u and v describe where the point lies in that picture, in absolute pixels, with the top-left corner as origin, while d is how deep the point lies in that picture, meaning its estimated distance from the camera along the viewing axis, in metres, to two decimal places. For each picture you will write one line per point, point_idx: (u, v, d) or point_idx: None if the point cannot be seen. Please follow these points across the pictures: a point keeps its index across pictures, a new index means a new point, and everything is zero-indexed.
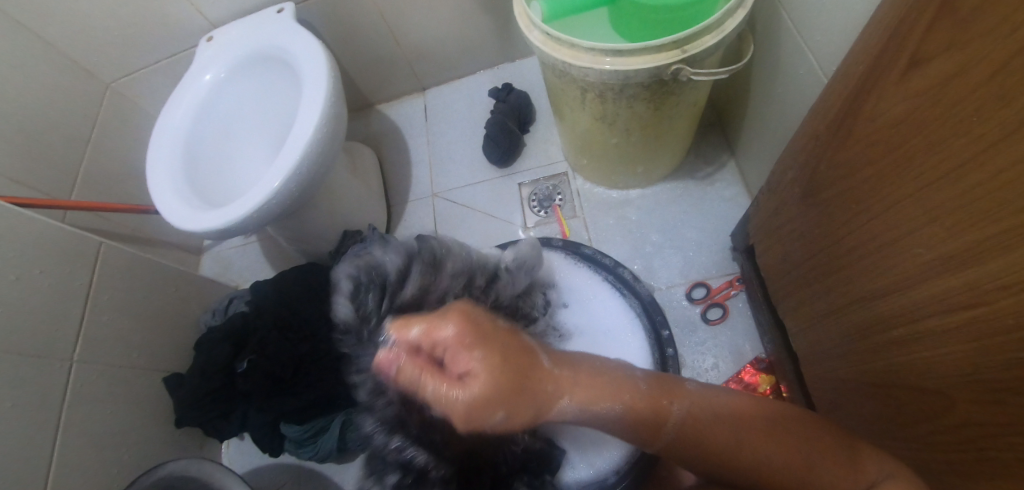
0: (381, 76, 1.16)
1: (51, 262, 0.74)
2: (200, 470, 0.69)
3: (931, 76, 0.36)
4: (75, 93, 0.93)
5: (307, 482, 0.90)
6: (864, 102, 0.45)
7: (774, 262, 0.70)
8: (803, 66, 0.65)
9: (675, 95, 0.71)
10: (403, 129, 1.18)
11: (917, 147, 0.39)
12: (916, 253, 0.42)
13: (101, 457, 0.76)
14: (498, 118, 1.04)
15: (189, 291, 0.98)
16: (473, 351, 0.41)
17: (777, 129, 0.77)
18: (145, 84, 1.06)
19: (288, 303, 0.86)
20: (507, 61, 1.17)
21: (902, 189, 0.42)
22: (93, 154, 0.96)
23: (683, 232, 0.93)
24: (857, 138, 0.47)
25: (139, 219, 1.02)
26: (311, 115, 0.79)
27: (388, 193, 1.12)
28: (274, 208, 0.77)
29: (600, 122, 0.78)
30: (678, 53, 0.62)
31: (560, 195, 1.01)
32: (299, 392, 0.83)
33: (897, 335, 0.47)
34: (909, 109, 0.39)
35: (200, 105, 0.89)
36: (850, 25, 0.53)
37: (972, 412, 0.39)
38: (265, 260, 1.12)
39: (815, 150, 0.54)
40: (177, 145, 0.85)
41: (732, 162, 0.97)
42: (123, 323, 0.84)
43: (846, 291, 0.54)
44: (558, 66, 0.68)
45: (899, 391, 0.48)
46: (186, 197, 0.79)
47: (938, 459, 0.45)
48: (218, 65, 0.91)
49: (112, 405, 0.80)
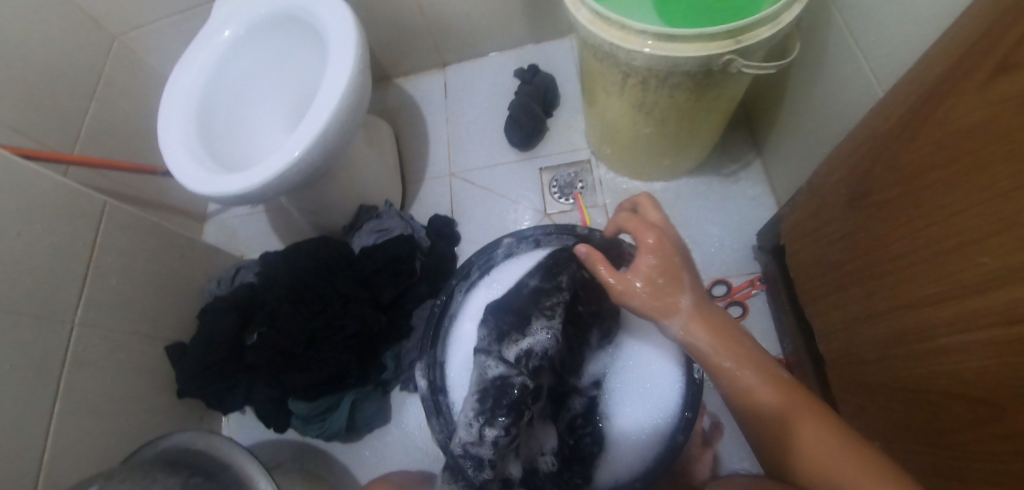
0: (403, 47, 1.12)
1: (55, 219, 0.71)
2: (207, 444, 0.66)
3: (1022, 83, 0.35)
4: (82, 43, 0.89)
5: (310, 460, 0.88)
6: (938, 104, 0.44)
7: (809, 264, 0.69)
8: (852, 67, 0.64)
9: (718, 87, 0.69)
10: (422, 105, 1.15)
11: (993, 155, 0.38)
12: (979, 262, 0.41)
13: (100, 425, 0.73)
14: (523, 99, 1.02)
15: (194, 258, 0.95)
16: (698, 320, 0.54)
17: (812, 130, 0.77)
18: (154, 38, 1.00)
19: (298, 277, 0.83)
20: (533, 42, 1.14)
21: (970, 198, 0.41)
22: (97, 108, 0.91)
23: (706, 229, 0.92)
24: (923, 142, 0.46)
25: (144, 180, 0.98)
26: (339, 81, 0.75)
27: (404, 171, 1.09)
28: (295, 176, 0.74)
29: (636, 110, 0.76)
30: (730, 43, 0.61)
31: (581, 183, 1.00)
32: (309, 368, 0.80)
33: (943, 344, 0.47)
34: (989, 116, 0.38)
35: (215, 65, 0.85)
36: (912, 29, 0.52)
37: (1020, 423, 0.40)
38: (272, 230, 1.08)
39: (872, 152, 0.54)
40: (193, 105, 0.81)
41: (758, 161, 0.96)
42: (127, 286, 0.81)
43: (889, 297, 0.54)
44: (604, 48, 0.66)
45: (939, 398, 0.49)
46: (203, 160, 0.75)
47: (977, 467, 0.46)
48: (236, 23, 0.87)
49: (114, 372, 0.77)
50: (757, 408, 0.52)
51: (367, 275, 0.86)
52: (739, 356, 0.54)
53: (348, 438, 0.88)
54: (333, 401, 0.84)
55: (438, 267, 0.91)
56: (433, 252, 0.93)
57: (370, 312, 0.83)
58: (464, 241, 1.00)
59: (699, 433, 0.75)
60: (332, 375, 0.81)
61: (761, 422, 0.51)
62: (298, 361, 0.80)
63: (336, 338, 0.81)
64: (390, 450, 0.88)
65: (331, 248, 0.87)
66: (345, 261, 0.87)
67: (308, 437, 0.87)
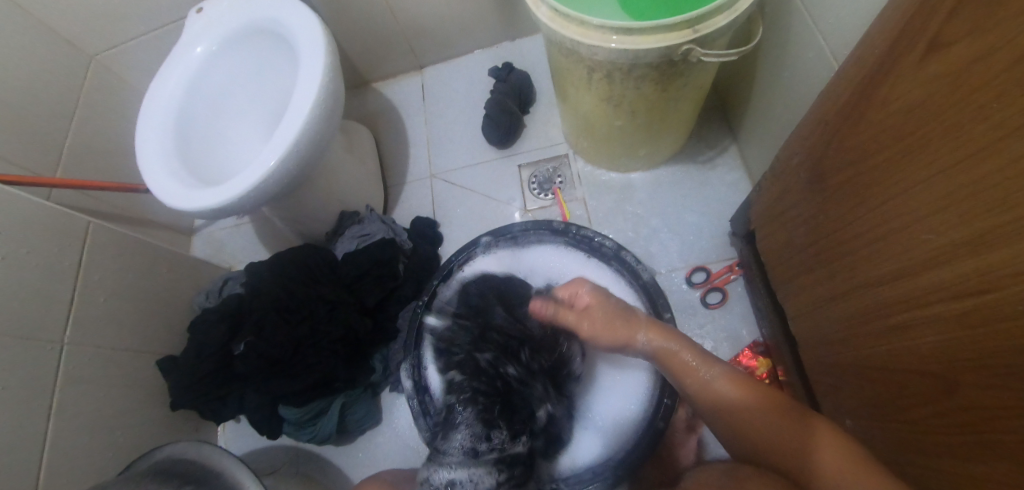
0: (379, 52, 1.12)
1: (40, 241, 0.72)
2: (198, 454, 0.67)
3: (951, 60, 0.36)
4: (60, 66, 0.90)
5: (305, 464, 0.90)
6: (879, 85, 0.44)
7: (778, 247, 0.70)
8: (812, 49, 0.64)
9: (682, 76, 0.69)
10: (400, 109, 1.16)
11: (930, 132, 0.39)
12: (924, 239, 0.42)
13: (96, 440, 0.75)
14: (498, 98, 1.02)
15: (181, 272, 0.96)
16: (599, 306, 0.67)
17: (781, 115, 0.77)
18: (130, 57, 1.01)
19: (281, 285, 0.84)
20: (508, 40, 1.14)
21: (912, 176, 0.42)
22: (78, 129, 0.92)
23: (684, 217, 0.93)
24: (868, 123, 0.47)
25: (129, 198, 0.99)
26: (309, 89, 0.76)
27: (386, 175, 1.10)
28: (271, 187, 0.75)
29: (605, 103, 0.77)
30: (689, 32, 0.61)
31: (560, 178, 1.00)
32: (296, 374, 0.81)
33: (899, 320, 0.48)
34: (924, 95, 0.39)
35: (190, 80, 0.86)
36: (863, 11, 0.53)
37: (972, 395, 0.40)
38: (259, 241, 1.10)
39: (824, 136, 0.54)
40: (168, 122, 0.82)
41: (733, 147, 0.96)
42: (116, 303, 0.82)
43: (850, 276, 0.54)
44: (566, 44, 0.66)
45: (899, 374, 0.49)
46: (180, 176, 0.76)
47: (937, 439, 0.46)
48: (209, 37, 0.87)
49: (107, 388, 0.78)
50: (717, 400, 0.59)
51: (351, 281, 0.87)
52: (668, 336, 0.64)
53: (341, 440, 0.89)
54: (323, 404, 0.85)
55: (421, 268, 0.92)
56: (416, 253, 0.94)
57: (355, 315, 0.84)
58: (448, 241, 1.01)
59: (682, 419, 0.76)
60: (320, 379, 0.82)
61: (758, 429, 0.55)
62: (284, 368, 0.81)
63: (321, 343, 0.82)
64: (382, 450, 0.89)
65: (314, 255, 0.88)
66: (329, 267, 0.88)
67: (302, 441, 0.88)
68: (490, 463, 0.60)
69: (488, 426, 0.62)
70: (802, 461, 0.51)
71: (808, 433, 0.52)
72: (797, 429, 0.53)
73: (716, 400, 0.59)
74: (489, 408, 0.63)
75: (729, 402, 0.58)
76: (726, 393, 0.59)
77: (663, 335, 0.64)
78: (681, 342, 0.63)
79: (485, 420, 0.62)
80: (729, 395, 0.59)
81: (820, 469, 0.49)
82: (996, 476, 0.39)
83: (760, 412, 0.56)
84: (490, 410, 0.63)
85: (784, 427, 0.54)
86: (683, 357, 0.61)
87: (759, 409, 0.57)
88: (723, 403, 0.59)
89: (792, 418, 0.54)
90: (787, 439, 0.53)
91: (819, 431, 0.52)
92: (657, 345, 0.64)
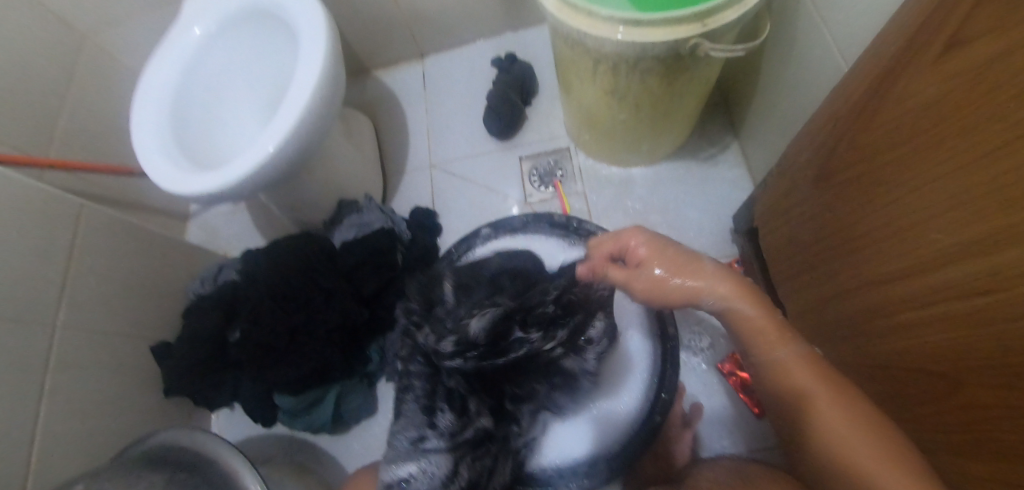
0: (379, 39, 1.11)
1: (32, 223, 0.71)
2: (190, 440, 0.66)
3: (969, 59, 0.36)
4: (53, 44, 0.88)
5: (300, 453, 0.90)
6: (894, 82, 0.44)
7: (780, 244, 0.71)
8: (820, 47, 0.64)
9: (689, 71, 0.69)
10: (401, 97, 1.14)
11: (946, 131, 0.39)
12: (934, 238, 0.42)
13: (87, 426, 0.74)
14: (500, 88, 1.01)
15: (175, 257, 0.95)
16: (644, 247, 0.59)
17: (785, 113, 0.77)
18: (126, 37, 0.99)
19: (279, 272, 0.83)
20: (511, 30, 1.13)
21: (925, 176, 0.42)
22: (71, 110, 0.90)
23: (684, 213, 0.93)
24: (881, 122, 0.46)
25: (122, 181, 0.97)
26: (310, 74, 0.75)
27: (385, 164, 1.09)
28: (269, 172, 0.74)
29: (610, 96, 0.76)
30: (697, 26, 0.60)
31: (561, 171, 1.00)
32: (294, 363, 0.80)
33: (905, 319, 0.48)
34: (940, 94, 0.39)
35: (187, 61, 0.84)
36: (874, 9, 0.52)
37: (977, 393, 0.40)
38: (254, 227, 1.08)
39: (835, 133, 0.54)
40: (163, 104, 0.80)
41: (735, 144, 0.96)
42: (109, 288, 0.81)
43: (855, 275, 0.55)
44: (573, 34, 0.66)
45: (905, 372, 0.50)
46: (175, 159, 0.75)
47: (940, 437, 0.47)
48: (207, 18, 0.86)
49: (100, 373, 0.77)
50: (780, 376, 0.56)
51: (349, 269, 0.86)
52: (747, 296, 0.58)
53: (336, 429, 0.89)
54: (319, 394, 0.84)
55: (421, 258, 0.92)
56: (415, 243, 0.93)
57: (354, 305, 0.83)
58: (447, 232, 1.00)
59: (679, 414, 0.76)
60: (317, 368, 0.81)
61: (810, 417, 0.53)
62: (281, 356, 0.81)
63: (318, 332, 0.81)
64: (378, 440, 0.89)
65: (312, 243, 0.87)
66: (327, 255, 0.87)
67: (297, 430, 0.88)
68: (441, 450, 0.59)
69: (431, 413, 0.60)
70: (819, 424, 0.53)
71: (828, 413, 0.52)
72: (825, 413, 0.52)
73: (784, 382, 0.56)
74: (432, 393, 0.62)
75: (797, 390, 0.55)
76: (784, 367, 0.56)
77: (738, 292, 0.58)
78: (755, 299, 0.58)
79: (426, 409, 0.61)
80: (784, 371, 0.56)
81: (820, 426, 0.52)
82: (999, 473, 0.39)
83: (832, 404, 0.52)
84: (431, 395, 0.61)
85: (817, 407, 0.53)
86: (674, 282, 0.57)
87: (829, 388, 0.53)
88: (788, 388, 0.56)
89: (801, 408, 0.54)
90: (823, 424, 0.52)
91: (834, 415, 0.52)
92: (723, 309, 0.58)
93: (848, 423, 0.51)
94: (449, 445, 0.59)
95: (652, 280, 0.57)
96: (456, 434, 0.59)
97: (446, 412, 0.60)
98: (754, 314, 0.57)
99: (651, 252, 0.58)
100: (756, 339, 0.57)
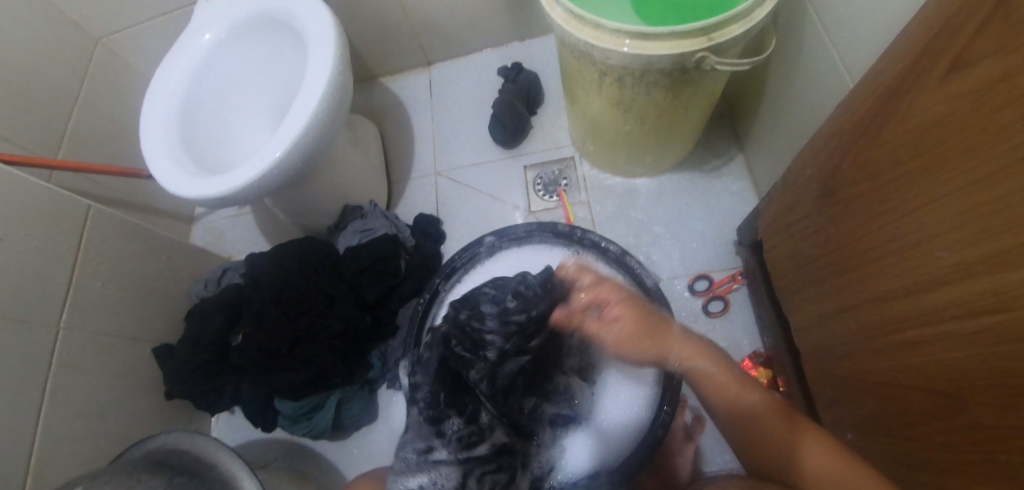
0: (387, 47, 1.12)
1: (39, 224, 0.71)
2: (192, 445, 0.67)
3: (975, 78, 0.36)
4: (66, 48, 0.89)
5: (299, 459, 0.90)
6: (900, 100, 0.44)
7: (785, 258, 0.70)
8: (826, 63, 0.64)
9: (694, 84, 0.69)
10: (407, 105, 1.15)
11: (951, 150, 0.39)
12: (939, 257, 0.42)
13: (88, 427, 0.74)
14: (506, 97, 1.02)
15: (181, 260, 0.95)
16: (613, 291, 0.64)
17: (791, 127, 0.77)
18: (137, 42, 1.00)
19: (283, 277, 0.83)
20: (518, 40, 1.14)
21: (929, 194, 0.42)
22: (81, 112, 0.91)
23: (688, 224, 0.93)
24: (886, 139, 0.46)
25: (130, 183, 0.98)
26: (318, 82, 0.75)
27: (390, 170, 1.09)
28: (275, 177, 0.74)
29: (615, 107, 0.77)
30: (704, 40, 0.60)
31: (565, 180, 1.00)
32: (294, 369, 0.80)
33: (908, 337, 0.48)
34: (945, 113, 0.39)
35: (197, 67, 0.85)
36: (880, 27, 0.52)
37: (982, 415, 0.40)
38: (259, 231, 1.09)
39: (840, 148, 0.54)
40: (172, 108, 0.81)
41: (740, 157, 0.96)
42: (114, 289, 0.81)
43: (858, 291, 0.55)
44: (579, 46, 0.66)
45: (907, 391, 0.49)
46: (183, 163, 0.76)
47: (941, 458, 0.46)
48: (217, 24, 0.87)
49: (102, 374, 0.78)
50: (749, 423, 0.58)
51: (352, 276, 0.86)
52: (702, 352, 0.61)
53: (336, 435, 0.89)
54: (320, 399, 0.84)
55: (424, 265, 0.92)
56: (418, 250, 0.94)
57: (355, 311, 0.84)
58: (451, 239, 1.01)
59: (681, 427, 0.75)
60: (318, 374, 0.81)
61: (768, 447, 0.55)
62: (282, 361, 0.81)
63: (320, 338, 0.82)
64: (377, 447, 0.89)
65: (316, 249, 0.87)
66: (330, 261, 0.88)
67: (296, 435, 0.88)
68: (450, 463, 0.62)
69: (438, 421, 0.65)
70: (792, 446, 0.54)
71: (800, 446, 0.53)
72: (788, 443, 0.54)
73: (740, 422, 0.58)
74: (437, 404, 0.66)
75: (743, 425, 0.58)
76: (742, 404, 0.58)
77: (699, 354, 0.61)
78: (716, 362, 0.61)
79: (435, 418, 0.65)
80: (751, 413, 0.58)
81: (806, 467, 0.52)
82: None
83: (779, 437, 0.55)
84: (436, 403, 0.66)
85: (782, 441, 0.55)
86: (638, 339, 0.62)
87: (778, 420, 0.56)
88: (754, 433, 0.57)
89: (783, 435, 0.55)
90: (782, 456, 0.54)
91: (807, 443, 0.53)
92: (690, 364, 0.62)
93: (822, 449, 0.52)
94: (458, 458, 0.62)
95: (623, 330, 0.62)
96: (463, 446, 0.63)
97: (455, 425, 0.64)
98: (704, 361, 0.61)
99: (598, 292, 0.64)
100: (708, 383, 0.60)
